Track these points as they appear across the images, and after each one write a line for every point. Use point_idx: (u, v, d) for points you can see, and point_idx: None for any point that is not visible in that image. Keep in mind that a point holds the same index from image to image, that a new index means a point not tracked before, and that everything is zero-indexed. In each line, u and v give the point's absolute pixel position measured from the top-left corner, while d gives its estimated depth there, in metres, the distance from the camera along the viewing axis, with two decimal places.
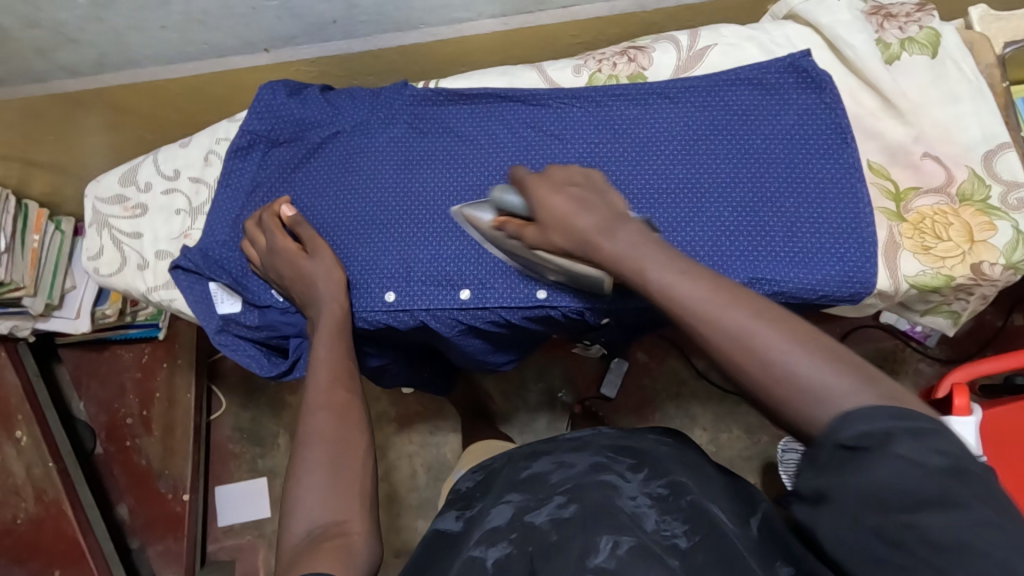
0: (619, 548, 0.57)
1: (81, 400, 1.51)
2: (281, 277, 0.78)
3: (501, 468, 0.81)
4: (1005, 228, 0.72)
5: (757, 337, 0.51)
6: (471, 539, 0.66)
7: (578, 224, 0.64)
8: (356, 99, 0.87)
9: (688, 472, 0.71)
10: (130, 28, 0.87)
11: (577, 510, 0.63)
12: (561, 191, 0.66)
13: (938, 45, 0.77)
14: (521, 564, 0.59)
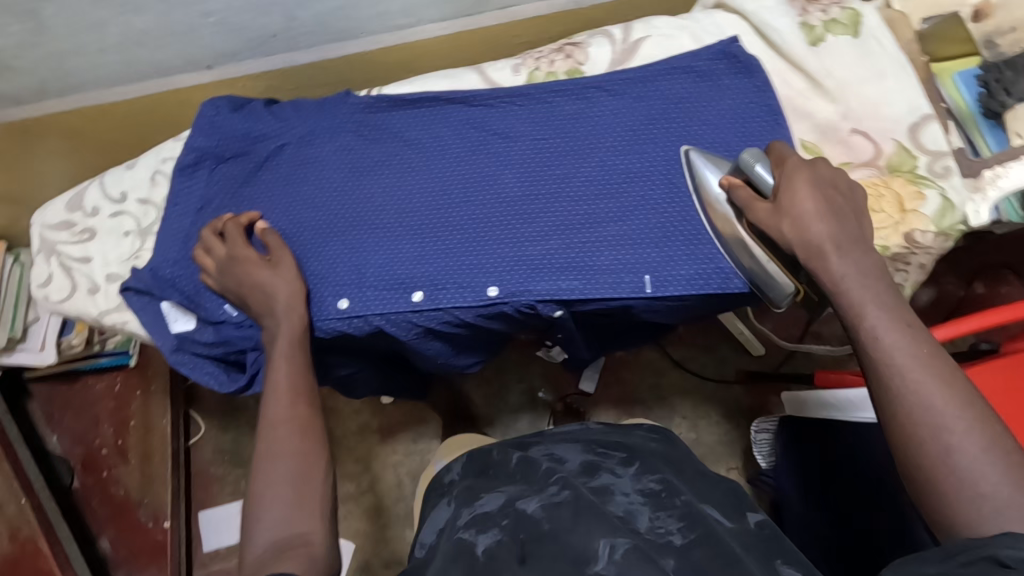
0: (618, 551, 0.58)
1: (54, 434, 1.48)
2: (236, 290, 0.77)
3: (489, 456, 0.84)
4: (933, 196, 0.74)
5: (921, 391, 0.56)
6: (461, 520, 0.70)
7: (813, 229, 0.62)
8: (301, 111, 0.87)
9: (670, 471, 0.77)
10: (69, 53, 0.87)
11: (568, 497, 0.67)
12: (809, 189, 0.64)
13: (860, 24, 0.80)
14: (512, 549, 0.62)
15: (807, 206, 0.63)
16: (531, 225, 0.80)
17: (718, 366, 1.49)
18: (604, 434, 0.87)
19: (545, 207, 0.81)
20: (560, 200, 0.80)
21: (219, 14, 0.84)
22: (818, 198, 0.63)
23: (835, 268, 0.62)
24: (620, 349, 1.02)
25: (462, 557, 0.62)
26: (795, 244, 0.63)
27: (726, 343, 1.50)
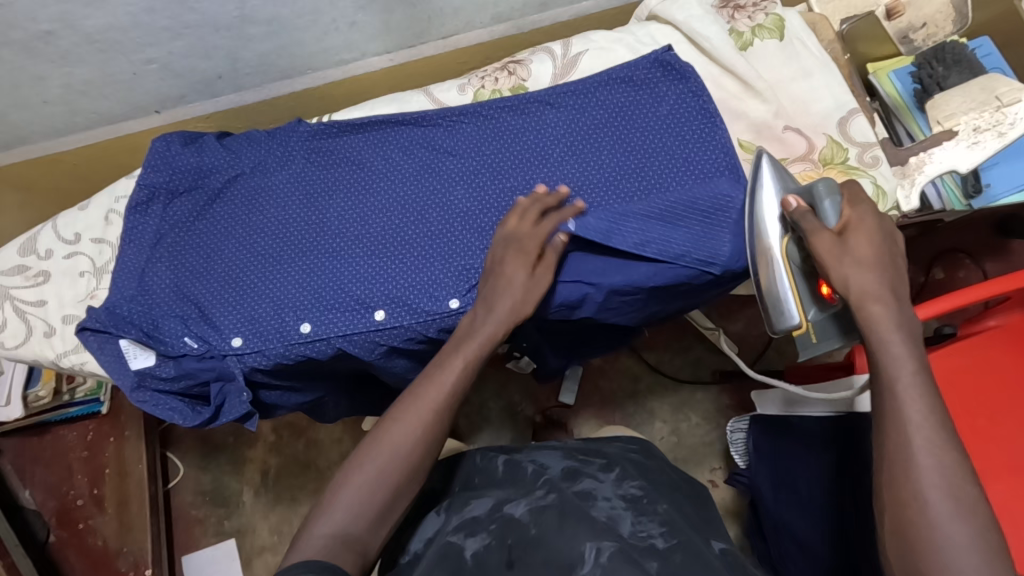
0: (604, 555, 0.59)
1: (27, 488, 1.43)
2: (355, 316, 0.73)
3: (474, 463, 0.82)
4: (866, 184, 0.77)
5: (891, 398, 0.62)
6: (450, 524, 0.70)
7: (869, 276, 0.67)
8: (253, 141, 0.88)
9: (648, 481, 0.78)
10: (13, 106, 0.88)
11: (555, 501, 0.68)
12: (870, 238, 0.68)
13: (784, 29, 0.84)
14: (500, 555, 0.63)
15: (867, 253, 0.68)
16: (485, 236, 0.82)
17: (694, 368, 1.51)
18: (587, 443, 0.88)
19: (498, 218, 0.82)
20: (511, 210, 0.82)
21: (162, 60, 0.86)
22: (878, 251, 0.68)
23: (874, 312, 0.65)
24: (588, 353, 1.02)
25: (449, 559, 0.64)
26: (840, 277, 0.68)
27: (700, 344, 1.52)
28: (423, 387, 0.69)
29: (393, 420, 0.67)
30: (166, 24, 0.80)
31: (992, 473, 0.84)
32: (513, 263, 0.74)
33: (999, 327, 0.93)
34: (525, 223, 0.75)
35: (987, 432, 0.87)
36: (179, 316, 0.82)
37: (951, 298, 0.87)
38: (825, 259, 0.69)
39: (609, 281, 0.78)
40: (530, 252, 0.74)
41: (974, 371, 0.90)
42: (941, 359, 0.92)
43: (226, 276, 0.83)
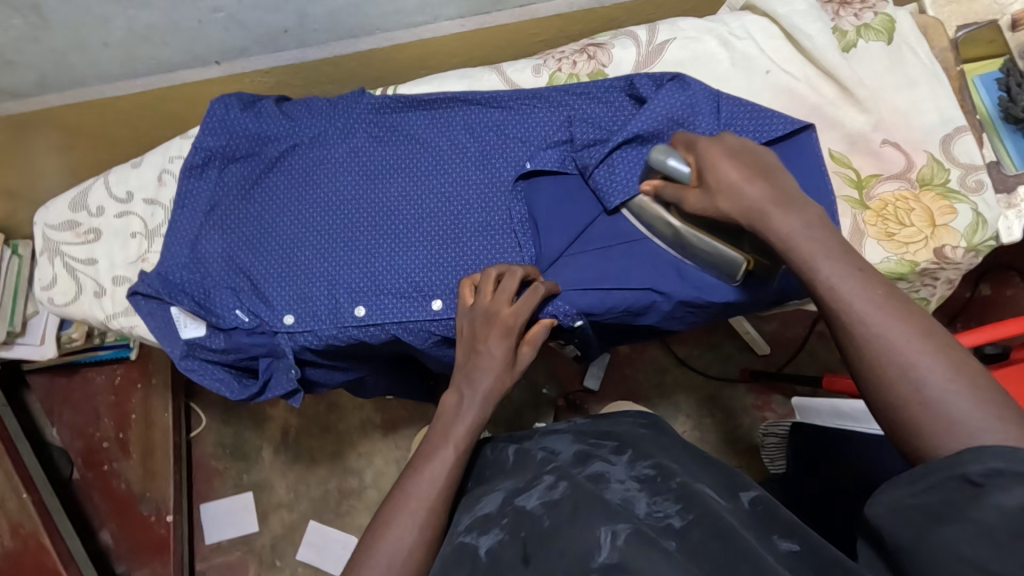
0: (620, 539, 0.50)
1: (55, 425, 1.45)
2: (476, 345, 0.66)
3: (485, 456, 0.75)
4: (965, 211, 0.73)
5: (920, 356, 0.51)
6: (459, 524, 0.61)
7: (749, 192, 0.60)
8: (313, 110, 0.84)
9: (664, 453, 0.67)
10: (69, 46, 0.84)
11: (568, 490, 0.58)
12: (724, 160, 0.62)
13: (893, 31, 0.78)
14: (513, 551, 0.54)
15: (732, 179, 0.61)
16: (551, 229, 0.79)
17: (723, 365, 1.47)
18: (593, 425, 0.77)
19: (566, 214, 0.79)
20: (581, 207, 0.79)
21: (229, 10, 0.82)
22: (743, 166, 0.61)
23: (778, 227, 0.57)
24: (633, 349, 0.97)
25: (464, 562, 0.55)
26: (733, 213, 0.61)
27: (731, 341, 1.48)
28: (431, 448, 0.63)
29: (409, 477, 0.61)
30: None
31: None
32: (492, 339, 0.65)
33: None
34: (503, 297, 0.67)
35: None
36: (231, 287, 0.80)
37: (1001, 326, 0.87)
38: (712, 211, 0.63)
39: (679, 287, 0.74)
40: (513, 329, 0.66)
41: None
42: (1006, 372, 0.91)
43: (280, 250, 0.81)
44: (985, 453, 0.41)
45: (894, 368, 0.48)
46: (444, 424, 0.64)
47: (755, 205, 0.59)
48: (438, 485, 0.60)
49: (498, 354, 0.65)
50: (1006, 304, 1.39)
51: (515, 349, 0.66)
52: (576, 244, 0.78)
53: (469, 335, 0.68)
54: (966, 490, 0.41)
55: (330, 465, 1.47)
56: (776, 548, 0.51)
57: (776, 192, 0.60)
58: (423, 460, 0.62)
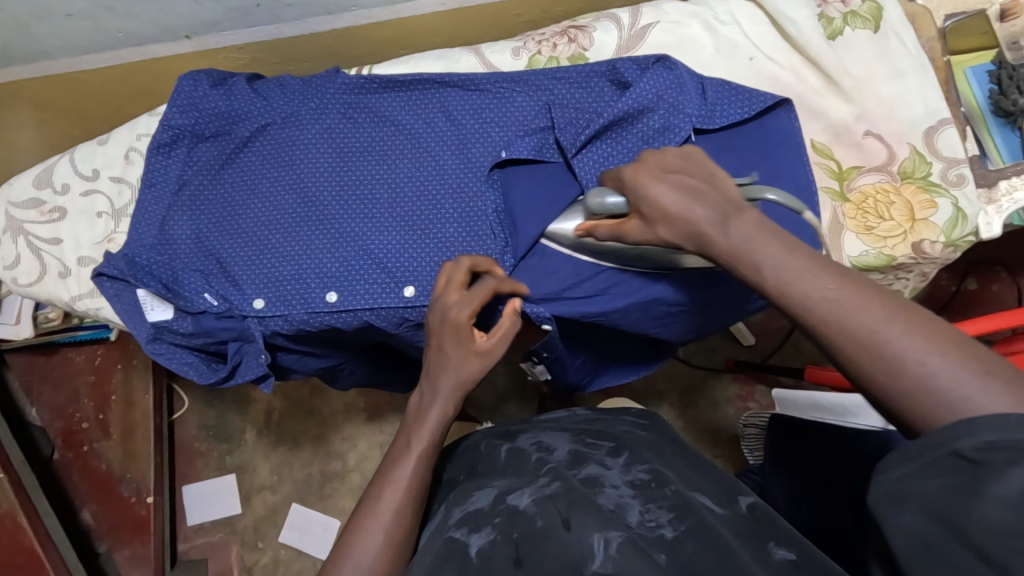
0: (613, 547, 0.47)
1: (33, 406, 1.42)
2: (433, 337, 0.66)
3: (477, 451, 0.74)
4: (946, 206, 0.72)
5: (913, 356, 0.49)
6: (451, 518, 0.59)
7: (690, 218, 0.57)
8: (287, 89, 0.82)
9: (661, 460, 0.65)
10: (33, 16, 0.81)
11: (562, 489, 0.56)
12: (659, 179, 0.60)
13: (881, 19, 0.76)
14: (505, 549, 0.51)
15: (669, 205, 0.59)
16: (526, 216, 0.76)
17: (708, 355, 1.47)
18: (585, 423, 0.76)
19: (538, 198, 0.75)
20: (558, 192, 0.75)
21: None
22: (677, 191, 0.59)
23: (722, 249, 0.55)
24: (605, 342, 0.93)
25: (452, 560, 0.52)
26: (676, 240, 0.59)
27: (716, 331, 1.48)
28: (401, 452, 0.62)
29: (382, 481, 0.60)
30: None
31: None
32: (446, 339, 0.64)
33: None
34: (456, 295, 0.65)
35: None
36: (199, 270, 0.78)
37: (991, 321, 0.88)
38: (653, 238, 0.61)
39: (634, 289, 0.73)
40: (463, 327, 0.64)
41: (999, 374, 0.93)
42: None
43: (250, 234, 0.79)
44: (977, 428, 0.39)
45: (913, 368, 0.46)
46: (415, 426, 0.64)
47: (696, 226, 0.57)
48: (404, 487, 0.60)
49: (456, 352, 0.64)
50: (993, 299, 1.39)
51: (468, 343, 0.64)
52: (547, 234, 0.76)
53: (429, 337, 0.67)
54: (962, 467, 0.38)
55: (312, 448, 1.46)
56: (770, 558, 0.50)
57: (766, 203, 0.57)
58: (389, 465, 0.61)
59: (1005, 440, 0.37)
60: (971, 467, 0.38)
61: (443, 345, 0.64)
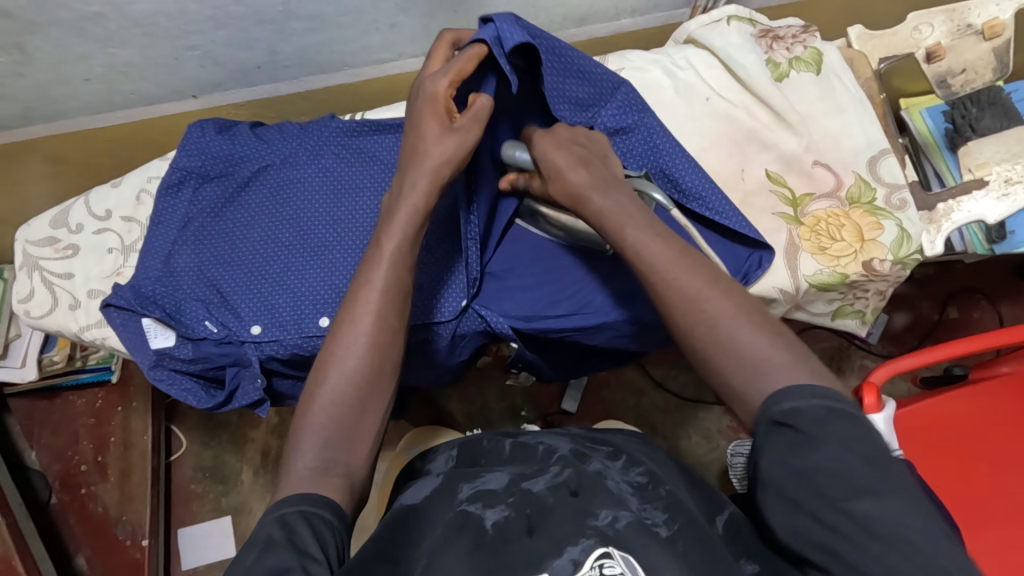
0: (620, 521, 0.52)
1: (32, 450, 1.45)
2: (413, 119, 0.66)
3: (479, 444, 0.73)
4: (891, 227, 0.78)
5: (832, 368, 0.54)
6: (461, 489, 0.59)
7: (572, 177, 0.66)
8: (285, 134, 0.90)
9: (654, 465, 0.67)
10: (55, 81, 0.90)
11: (573, 476, 0.58)
12: (560, 147, 0.69)
13: (822, 63, 0.85)
14: (520, 526, 0.53)
15: (559, 167, 0.68)
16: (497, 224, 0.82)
17: (699, 386, 1.49)
18: (589, 432, 0.77)
19: (522, 244, 0.83)
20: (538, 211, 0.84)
21: (203, 48, 0.89)
22: (570, 154, 0.68)
23: (596, 205, 0.64)
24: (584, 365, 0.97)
25: (467, 529, 0.53)
26: (563, 199, 0.67)
27: None
28: (375, 251, 0.63)
29: (357, 290, 0.62)
30: (211, 14, 0.83)
31: (1000, 466, 0.92)
32: (422, 112, 0.65)
33: (1011, 373, 0.99)
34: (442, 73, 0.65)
35: (1008, 424, 0.95)
36: (201, 299, 0.83)
37: (987, 336, 0.92)
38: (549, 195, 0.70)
39: (605, 308, 0.78)
40: (440, 97, 0.65)
41: (997, 386, 0.97)
42: (951, 399, 0.97)
43: (249, 264, 0.85)
44: (783, 396, 0.50)
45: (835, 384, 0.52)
46: (392, 221, 0.64)
47: (577, 188, 0.65)
48: (379, 292, 0.61)
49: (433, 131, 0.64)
50: (973, 325, 1.44)
51: (444, 117, 0.65)
52: (514, 247, 0.83)
53: (408, 117, 0.67)
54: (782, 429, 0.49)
55: None
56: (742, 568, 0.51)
57: (598, 178, 0.66)
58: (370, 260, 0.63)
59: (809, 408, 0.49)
60: (787, 428, 0.49)
61: (416, 117, 0.66)
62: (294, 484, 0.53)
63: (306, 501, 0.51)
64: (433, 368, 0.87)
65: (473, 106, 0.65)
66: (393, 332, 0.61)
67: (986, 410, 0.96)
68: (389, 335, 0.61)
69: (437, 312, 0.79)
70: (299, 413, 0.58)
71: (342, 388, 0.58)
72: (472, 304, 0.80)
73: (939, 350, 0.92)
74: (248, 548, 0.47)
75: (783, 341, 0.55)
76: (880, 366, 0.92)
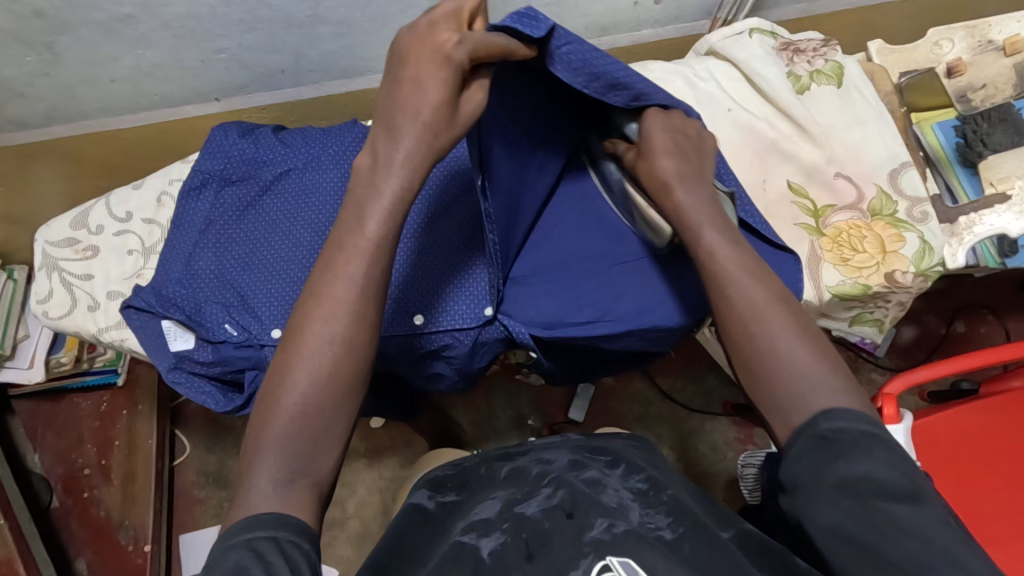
0: (616, 527, 0.54)
1: (36, 452, 1.44)
2: (409, 71, 0.60)
3: (475, 469, 0.71)
4: (913, 240, 0.78)
5: (811, 375, 0.55)
6: (454, 528, 0.59)
7: (663, 166, 0.67)
8: (307, 138, 0.90)
9: (654, 469, 0.67)
10: (81, 82, 0.91)
11: (567, 497, 0.58)
12: (667, 134, 0.69)
13: (842, 76, 0.86)
14: (518, 552, 0.53)
15: (658, 147, 0.69)
16: (521, 223, 0.81)
17: (706, 399, 1.49)
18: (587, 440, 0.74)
19: (544, 250, 0.84)
20: (564, 214, 0.85)
21: (230, 50, 0.90)
22: (672, 143, 0.69)
23: (677, 200, 0.66)
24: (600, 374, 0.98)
25: (463, 560, 0.53)
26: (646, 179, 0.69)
27: (714, 374, 1.51)
28: (384, 219, 0.59)
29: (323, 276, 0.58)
30: (240, 17, 0.84)
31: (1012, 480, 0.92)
32: (425, 66, 0.59)
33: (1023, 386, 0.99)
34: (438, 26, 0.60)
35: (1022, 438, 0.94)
36: (222, 302, 0.83)
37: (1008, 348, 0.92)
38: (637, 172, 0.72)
39: (630, 316, 0.78)
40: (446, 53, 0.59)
41: (1012, 401, 0.97)
42: (965, 414, 0.97)
43: (269, 268, 0.85)
44: (835, 415, 0.52)
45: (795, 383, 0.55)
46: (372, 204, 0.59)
47: (665, 176, 0.67)
48: (347, 283, 0.58)
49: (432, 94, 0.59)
50: (982, 340, 1.44)
51: (454, 90, 0.60)
52: (536, 254, 0.84)
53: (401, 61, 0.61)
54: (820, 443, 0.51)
55: None
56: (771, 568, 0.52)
57: (683, 173, 0.67)
58: (338, 252, 0.58)
59: (853, 428, 0.51)
60: (827, 442, 0.51)
61: (411, 66, 0.59)
62: (258, 501, 0.52)
63: (282, 525, 0.50)
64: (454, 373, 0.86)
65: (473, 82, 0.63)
66: (362, 344, 0.58)
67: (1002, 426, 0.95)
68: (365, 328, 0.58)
69: (460, 320, 0.80)
70: (258, 419, 0.56)
71: (311, 396, 0.55)
72: (497, 314, 0.80)
73: (956, 361, 0.92)
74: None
75: (814, 340, 0.57)
76: (895, 376, 0.92)
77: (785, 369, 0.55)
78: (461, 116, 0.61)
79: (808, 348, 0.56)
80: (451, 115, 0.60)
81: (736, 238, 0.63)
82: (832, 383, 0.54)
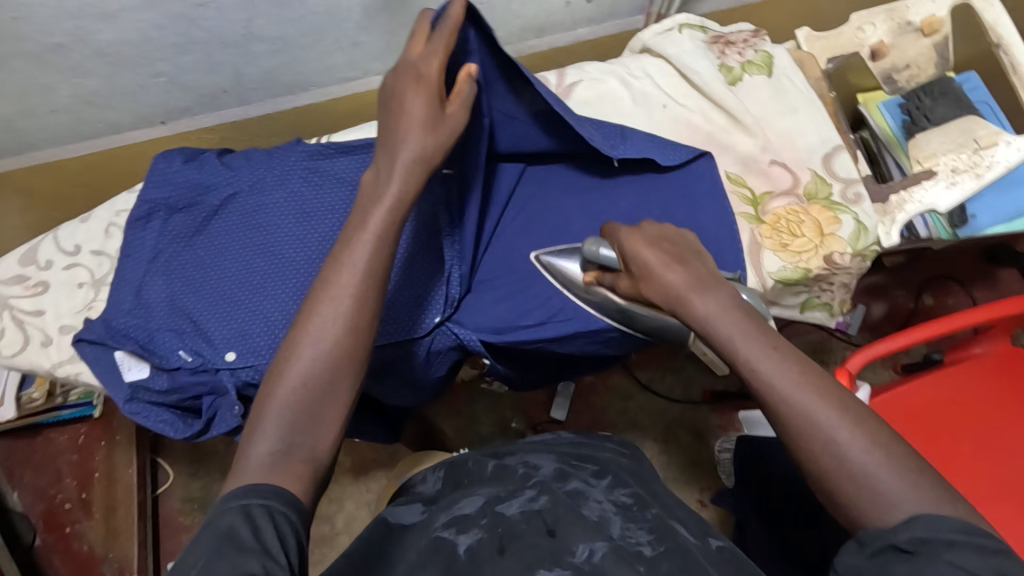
0: (597, 555, 0.51)
1: (16, 490, 1.41)
2: (393, 93, 0.64)
3: (464, 467, 0.73)
4: (848, 220, 0.80)
5: (875, 478, 0.48)
6: (436, 522, 0.59)
7: (667, 278, 0.62)
8: (252, 161, 0.91)
9: (640, 485, 0.69)
10: (21, 114, 0.91)
11: (548, 505, 0.59)
12: (651, 246, 0.66)
13: (772, 65, 0.88)
14: (495, 546, 0.54)
15: (651, 263, 0.64)
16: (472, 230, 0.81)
17: (685, 388, 1.50)
18: (573, 446, 0.76)
19: (495, 254, 0.84)
20: (513, 219, 0.86)
21: (169, 74, 0.90)
22: (660, 253, 0.65)
23: (697, 308, 0.59)
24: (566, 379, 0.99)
25: (439, 556, 0.53)
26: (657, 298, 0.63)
27: (691, 363, 1.52)
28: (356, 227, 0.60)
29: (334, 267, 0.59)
30: (174, 40, 0.85)
31: (977, 448, 0.94)
32: (410, 91, 0.63)
33: (985, 355, 1.00)
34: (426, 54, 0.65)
35: (985, 406, 0.96)
36: (175, 329, 0.83)
37: (965, 316, 0.93)
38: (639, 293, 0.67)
39: (579, 314, 0.79)
40: (427, 77, 0.64)
41: (973, 370, 0.99)
42: (930, 386, 0.98)
43: (219, 292, 0.84)
44: (915, 523, 0.45)
45: (865, 490, 0.48)
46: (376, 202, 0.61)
47: (672, 289, 0.61)
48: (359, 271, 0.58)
49: (416, 109, 0.63)
50: (949, 311, 1.47)
51: (438, 104, 0.64)
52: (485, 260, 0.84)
53: (387, 86, 0.65)
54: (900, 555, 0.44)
55: None
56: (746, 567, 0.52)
57: (692, 279, 0.62)
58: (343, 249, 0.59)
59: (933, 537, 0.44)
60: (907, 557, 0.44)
61: (400, 94, 0.64)
62: (250, 473, 0.51)
63: (278, 497, 0.49)
64: (410, 386, 0.86)
65: (459, 92, 0.67)
66: (367, 327, 0.58)
67: (966, 396, 0.97)
68: (359, 333, 0.57)
69: (413, 330, 0.79)
70: (265, 386, 0.56)
71: (314, 368, 0.55)
72: (448, 321, 0.81)
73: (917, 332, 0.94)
74: (206, 539, 0.45)
75: (859, 420, 0.50)
76: (855, 352, 0.94)
77: (845, 468, 0.49)
78: (447, 127, 0.64)
79: (917, 489, 0.47)
80: (434, 123, 0.64)
81: (779, 341, 0.56)
82: (903, 478, 0.48)
